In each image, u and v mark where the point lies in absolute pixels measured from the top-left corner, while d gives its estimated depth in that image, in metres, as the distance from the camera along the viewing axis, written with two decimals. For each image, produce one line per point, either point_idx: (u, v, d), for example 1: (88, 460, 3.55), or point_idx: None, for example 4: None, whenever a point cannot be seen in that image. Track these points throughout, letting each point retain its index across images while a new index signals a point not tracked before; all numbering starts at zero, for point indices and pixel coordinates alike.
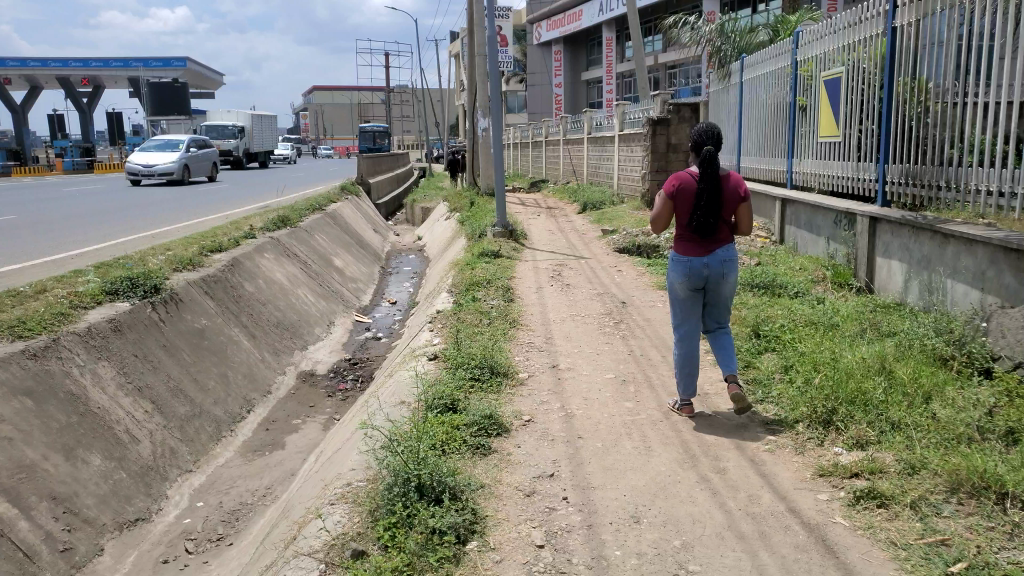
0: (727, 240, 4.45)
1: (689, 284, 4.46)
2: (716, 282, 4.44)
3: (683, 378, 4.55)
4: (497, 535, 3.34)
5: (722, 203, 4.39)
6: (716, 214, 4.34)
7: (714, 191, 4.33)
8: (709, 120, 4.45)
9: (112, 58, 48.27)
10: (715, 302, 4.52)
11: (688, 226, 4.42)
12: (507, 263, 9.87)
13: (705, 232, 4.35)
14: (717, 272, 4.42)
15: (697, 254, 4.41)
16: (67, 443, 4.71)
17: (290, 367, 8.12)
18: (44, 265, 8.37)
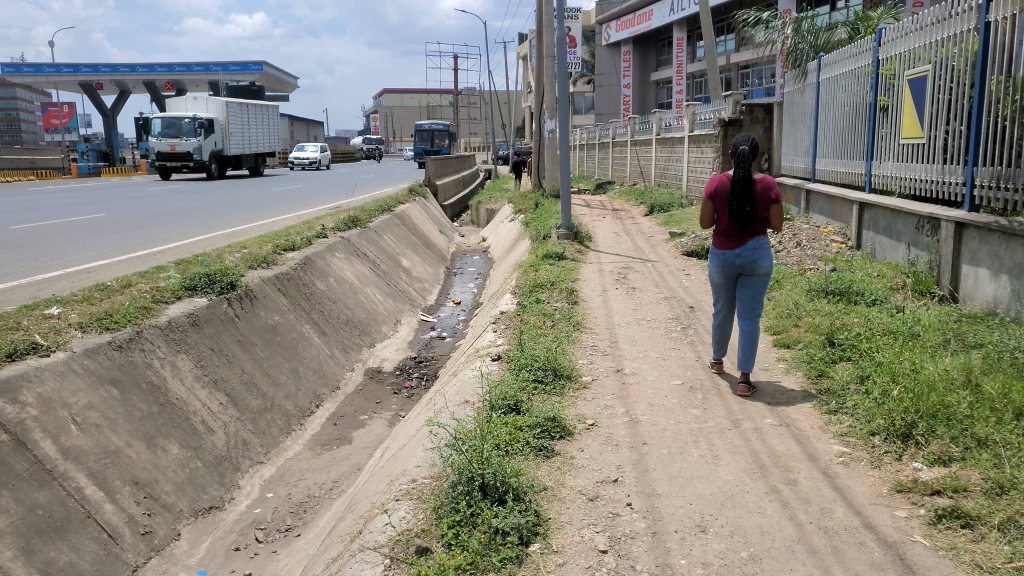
0: (761, 233, 4.89)
1: (724, 272, 5.00)
2: (749, 269, 4.90)
3: (743, 352, 4.92)
4: (559, 537, 3.33)
5: (757, 197, 4.84)
6: (751, 205, 4.80)
7: (748, 184, 4.79)
8: (749, 130, 4.84)
9: (195, 64, 50.49)
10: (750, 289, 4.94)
11: (726, 220, 4.91)
12: (572, 265, 9.84)
13: (741, 222, 4.83)
14: (749, 260, 4.86)
15: (732, 246, 4.91)
16: (149, 431, 4.91)
17: (358, 364, 8.28)
18: (130, 260, 8.79)
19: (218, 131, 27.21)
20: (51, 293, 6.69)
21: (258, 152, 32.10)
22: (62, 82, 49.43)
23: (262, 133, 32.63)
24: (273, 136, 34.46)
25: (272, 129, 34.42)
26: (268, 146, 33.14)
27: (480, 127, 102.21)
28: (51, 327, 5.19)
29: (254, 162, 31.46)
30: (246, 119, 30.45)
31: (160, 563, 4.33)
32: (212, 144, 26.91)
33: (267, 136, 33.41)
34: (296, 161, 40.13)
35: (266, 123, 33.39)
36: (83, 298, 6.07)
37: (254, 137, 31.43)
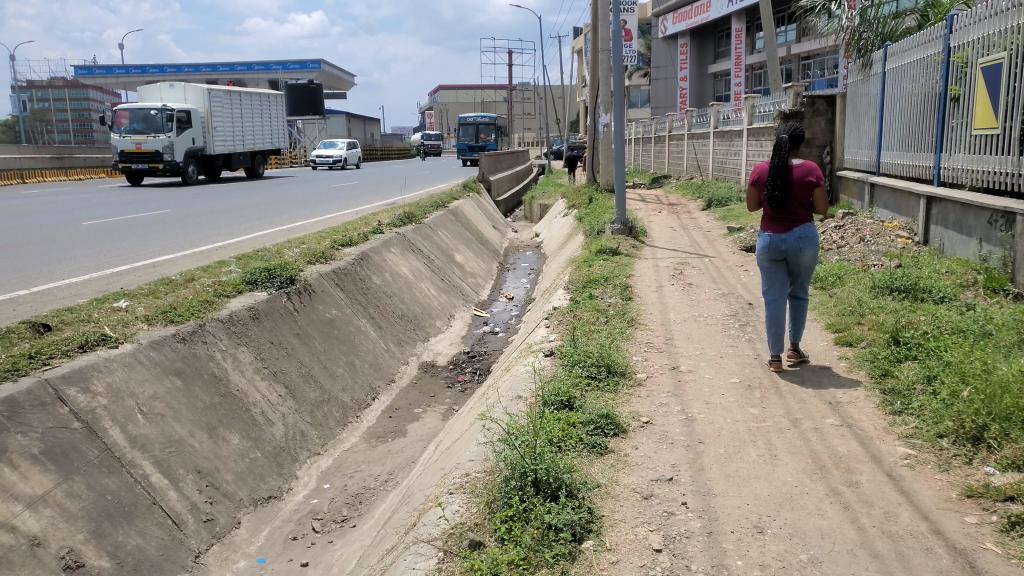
0: (805, 218, 5.10)
1: (769, 257, 5.19)
2: (794, 256, 5.11)
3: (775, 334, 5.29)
4: (613, 535, 3.30)
5: (795, 185, 5.04)
6: (786, 191, 5.02)
7: (785, 172, 5.04)
8: (794, 121, 5.08)
9: (256, 63, 51.65)
10: (797, 271, 5.18)
11: (767, 207, 5.17)
12: (626, 260, 9.75)
13: (777, 207, 5.08)
14: (794, 247, 5.08)
15: (775, 232, 5.13)
16: (210, 422, 5.04)
17: (413, 358, 8.35)
18: (194, 256, 9.01)
19: (197, 124, 22.78)
20: (120, 287, 6.95)
21: (258, 150, 27.64)
22: (129, 82, 51.16)
23: (262, 129, 27.90)
24: (276, 132, 29.71)
25: (275, 124, 29.63)
26: (273, 144, 28.76)
27: (534, 122, 102.13)
28: (120, 320, 5.38)
29: (249, 161, 26.72)
30: (238, 112, 25.93)
31: (221, 550, 4.44)
32: (190, 140, 22.45)
33: (272, 132, 29.03)
34: (318, 159, 36.13)
35: (266, 117, 28.52)
36: (150, 293, 6.26)
37: (253, 133, 27.11)
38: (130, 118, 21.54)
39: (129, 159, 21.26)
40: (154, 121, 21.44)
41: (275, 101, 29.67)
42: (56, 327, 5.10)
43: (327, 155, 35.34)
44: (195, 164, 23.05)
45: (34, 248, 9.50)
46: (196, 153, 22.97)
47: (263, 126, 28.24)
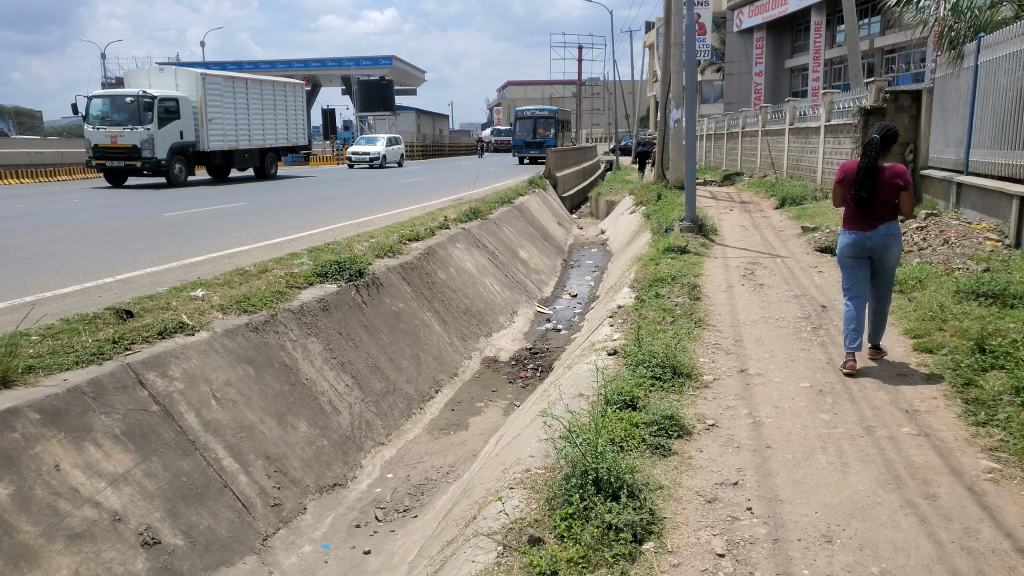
0: (889, 218, 4.96)
1: (852, 258, 5.07)
2: (878, 255, 4.99)
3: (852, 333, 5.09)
4: (675, 538, 3.24)
5: (883, 186, 4.89)
6: (873, 192, 4.88)
7: (874, 173, 4.87)
8: (887, 121, 4.90)
9: (329, 59, 52.65)
10: (881, 270, 5.06)
11: (850, 206, 5.03)
12: (694, 259, 9.58)
13: (862, 207, 4.94)
14: (880, 245, 4.95)
15: (858, 233, 5.01)
16: (280, 409, 5.18)
17: (476, 352, 8.41)
18: (267, 248, 9.24)
19: (186, 115, 20.46)
20: (199, 276, 7.23)
21: (270, 147, 25.01)
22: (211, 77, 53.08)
23: (274, 122, 25.12)
24: (297, 126, 26.97)
25: (296, 118, 26.90)
26: (292, 141, 26.22)
27: (603, 118, 101.43)
28: (197, 308, 5.58)
29: (259, 159, 24.34)
30: (244, 102, 23.34)
31: (287, 534, 4.56)
32: (177, 134, 20.16)
33: (292, 127, 26.51)
34: (354, 157, 33.86)
35: (282, 109, 25.80)
36: (225, 282, 6.48)
37: (264, 127, 24.52)
38: (108, 107, 19.46)
39: (103, 155, 19.32)
40: (133, 112, 19.24)
41: (297, 91, 26.95)
42: (137, 314, 5.32)
43: (363, 151, 33.15)
44: (183, 160, 20.68)
45: (118, 238, 9.92)
46: (185, 148, 20.62)
47: (278, 119, 25.47)
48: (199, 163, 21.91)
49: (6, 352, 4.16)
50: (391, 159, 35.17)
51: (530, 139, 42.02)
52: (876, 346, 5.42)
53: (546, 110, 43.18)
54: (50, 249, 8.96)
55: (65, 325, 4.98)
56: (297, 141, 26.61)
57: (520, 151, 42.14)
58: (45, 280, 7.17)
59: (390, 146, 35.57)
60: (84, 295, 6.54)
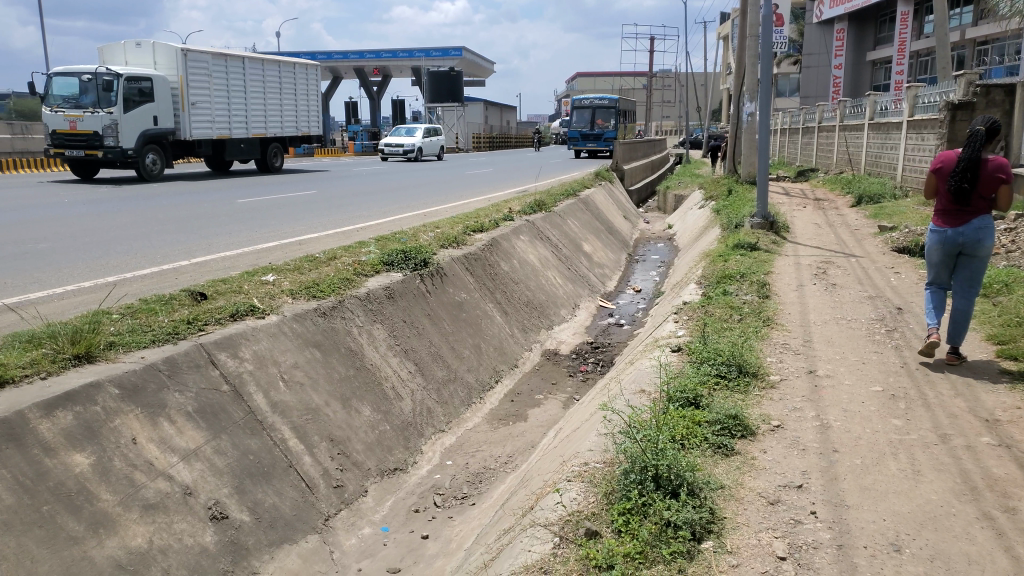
0: (984, 211, 4.86)
1: (942, 250, 5.01)
2: (971, 249, 4.90)
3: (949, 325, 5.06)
4: (734, 538, 3.19)
5: (983, 178, 4.80)
6: (974, 184, 4.79)
7: (976, 164, 4.78)
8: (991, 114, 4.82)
9: (400, 50, 53.23)
10: (974, 264, 4.95)
11: (946, 198, 4.96)
12: (765, 256, 9.37)
13: (959, 199, 4.86)
14: (972, 239, 4.86)
15: (952, 225, 4.93)
16: (345, 393, 5.30)
17: (536, 344, 8.41)
18: (336, 236, 9.41)
19: (162, 98, 18.05)
20: (270, 262, 7.44)
21: (272, 136, 22.63)
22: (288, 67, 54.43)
23: (278, 108, 22.70)
24: (308, 113, 24.50)
25: (308, 104, 24.44)
26: (300, 129, 23.88)
27: (673, 111, 100.02)
28: (267, 293, 5.73)
29: (257, 150, 22.06)
30: (240, 84, 20.99)
31: (349, 515, 4.66)
32: (151, 119, 17.73)
33: (303, 113, 24.15)
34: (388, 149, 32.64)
35: (289, 94, 23.33)
36: (295, 268, 6.64)
37: (267, 112, 22.17)
38: (69, 87, 16.96)
39: (62, 143, 16.79)
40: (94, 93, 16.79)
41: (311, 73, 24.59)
42: (211, 296, 5.51)
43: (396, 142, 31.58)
44: (159, 149, 18.19)
45: (195, 223, 10.24)
46: (160, 136, 18.17)
47: (283, 104, 23.03)
48: (181, 152, 19.50)
49: (89, 330, 4.36)
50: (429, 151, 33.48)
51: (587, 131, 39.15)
52: (956, 352, 5.20)
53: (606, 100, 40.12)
54: (130, 232, 9.30)
55: (143, 306, 5.19)
56: (306, 130, 24.15)
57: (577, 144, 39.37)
58: (125, 262, 7.46)
59: (429, 136, 34.01)
60: (161, 277, 6.78)
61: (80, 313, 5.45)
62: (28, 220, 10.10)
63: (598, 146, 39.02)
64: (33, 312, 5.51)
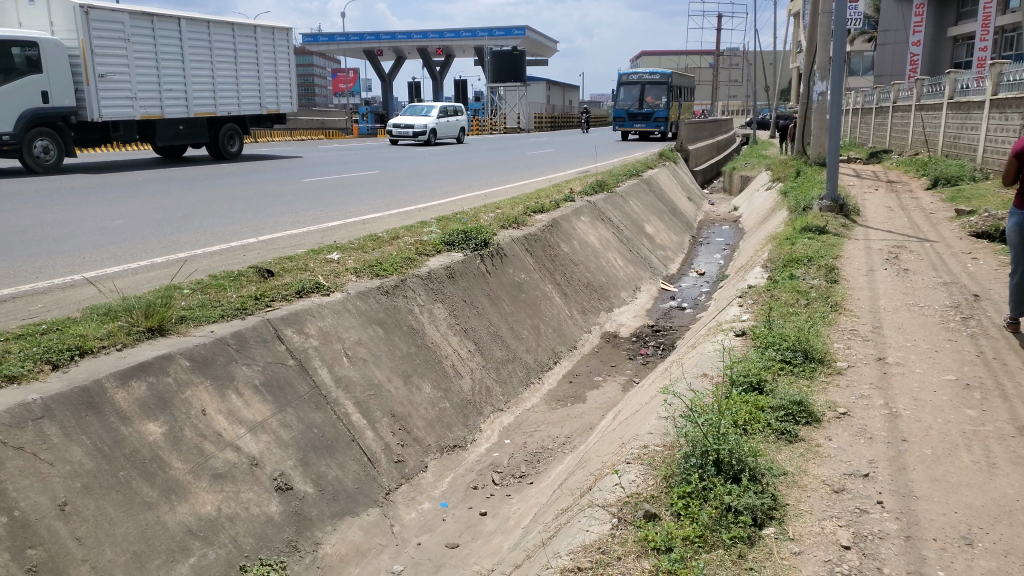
0: None
1: None
2: None
3: None
4: (797, 525, 3.13)
5: None
6: None
7: None
8: None
9: (463, 29, 53.05)
10: None
11: None
12: (834, 240, 9.10)
13: None
14: None
15: None
16: (406, 370, 5.39)
17: (596, 327, 8.37)
18: (399, 216, 9.51)
19: (51, 68, 14.79)
20: (335, 240, 7.59)
21: (225, 116, 19.18)
22: (350, 48, 54.95)
23: (231, 79, 19.18)
24: (277, 86, 20.87)
25: (277, 75, 20.84)
26: (266, 106, 20.41)
27: (740, 91, 97.69)
28: (332, 270, 5.86)
29: (203, 133, 18.67)
30: (173, 51, 17.63)
31: (409, 490, 4.76)
32: (34, 95, 14.42)
33: (271, 87, 20.62)
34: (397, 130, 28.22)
35: (248, 63, 19.76)
36: (359, 247, 6.75)
37: (217, 86, 18.76)
38: None
39: None
40: None
41: (281, 37, 20.85)
42: (277, 273, 5.64)
43: (406, 121, 27.40)
44: (54, 134, 14.90)
45: (261, 202, 10.50)
46: (54, 117, 14.87)
47: (241, 76, 19.52)
48: (93, 136, 16.37)
49: (162, 303, 4.53)
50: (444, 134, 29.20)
51: (635, 110, 34.94)
52: None
53: (658, 74, 35.55)
54: (197, 211, 9.56)
55: (212, 281, 5.35)
56: (272, 108, 20.59)
57: (623, 125, 35.29)
58: (196, 240, 7.68)
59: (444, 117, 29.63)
60: (230, 254, 6.98)
61: (154, 288, 5.65)
62: (98, 199, 10.39)
63: (647, 127, 34.77)
64: (110, 287, 5.74)
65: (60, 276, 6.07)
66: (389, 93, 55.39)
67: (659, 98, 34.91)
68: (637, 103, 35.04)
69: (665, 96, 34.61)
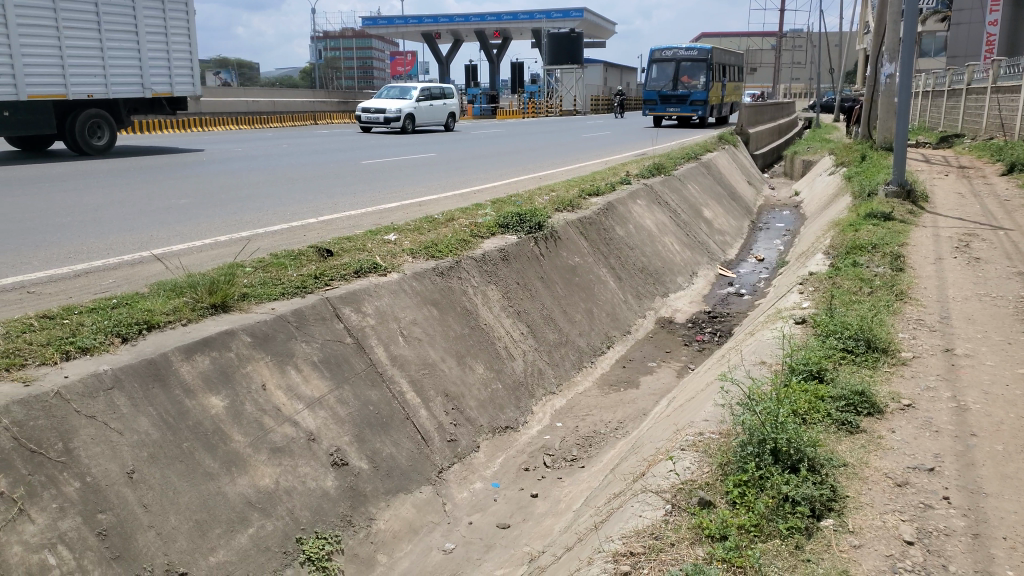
0: None
1: None
2: None
3: None
4: (857, 518, 3.05)
5: None
6: None
7: None
8: None
9: (521, 11, 52.71)
10: None
11: None
12: (900, 227, 8.80)
13: None
14: None
15: None
16: (460, 350, 5.42)
17: (650, 312, 8.28)
18: (454, 198, 9.54)
19: None
20: (392, 221, 7.67)
21: (84, 100, 14.68)
22: (407, 32, 55.28)
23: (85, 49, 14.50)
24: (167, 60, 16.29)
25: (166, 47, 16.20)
26: (149, 88, 15.81)
27: (803, 72, 95.06)
28: (389, 251, 5.91)
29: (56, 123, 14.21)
30: None
31: (461, 469, 4.80)
32: None
33: (158, 63, 16.04)
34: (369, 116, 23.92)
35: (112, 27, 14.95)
36: (415, 228, 6.80)
37: (71, 60, 14.29)
38: None
39: None
40: None
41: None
42: (336, 254, 5.72)
43: (377, 103, 23.05)
44: None
45: (322, 182, 10.71)
46: None
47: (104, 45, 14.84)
48: None
49: (225, 280, 4.63)
50: (430, 118, 24.86)
51: (668, 91, 30.83)
52: None
53: (695, 50, 31.20)
54: (256, 192, 9.70)
55: (274, 260, 5.46)
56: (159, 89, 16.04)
57: (654, 109, 31.25)
58: (257, 220, 7.83)
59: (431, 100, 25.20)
60: (290, 234, 7.11)
61: (218, 265, 5.80)
62: (157, 180, 10.59)
63: (682, 112, 30.71)
64: (176, 264, 5.90)
65: (130, 252, 6.28)
66: (445, 76, 55.50)
67: (696, 78, 30.78)
68: (671, 84, 30.91)
69: (704, 76, 30.41)
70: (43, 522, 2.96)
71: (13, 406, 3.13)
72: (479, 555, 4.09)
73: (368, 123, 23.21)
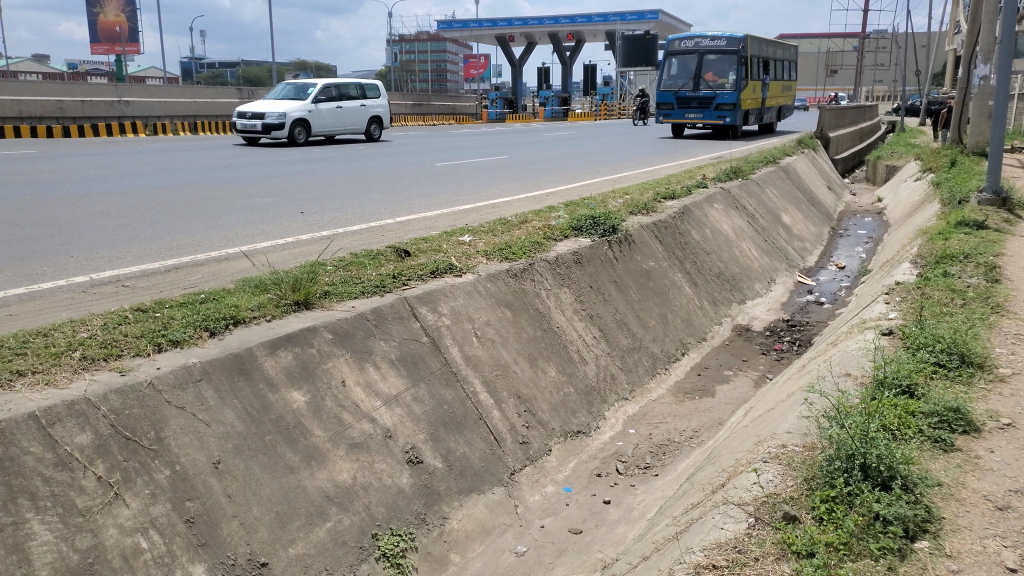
0: None
1: None
2: None
3: None
4: (955, 541, 2.90)
5: None
6: None
7: None
8: None
9: (596, 14, 52.45)
10: None
11: None
12: (995, 236, 8.37)
13: None
14: None
15: None
16: (533, 353, 5.41)
17: (727, 319, 8.10)
18: (530, 200, 9.60)
19: None
20: (467, 222, 7.73)
21: None
22: (482, 35, 55.66)
23: None
24: None
25: None
26: None
27: (888, 75, 91.52)
28: (464, 253, 5.95)
29: None
30: None
31: (533, 472, 4.78)
32: None
33: None
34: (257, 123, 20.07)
35: None
36: (489, 230, 6.85)
37: None
38: None
39: None
40: None
41: None
42: (413, 254, 5.78)
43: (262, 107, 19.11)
44: None
45: (399, 183, 10.91)
46: None
47: None
48: None
49: (308, 279, 4.74)
50: (351, 123, 21.41)
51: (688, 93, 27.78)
52: None
53: (724, 41, 27.74)
54: (337, 192, 9.93)
55: (354, 259, 5.56)
56: None
57: (670, 113, 28.31)
58: (338, 219, 8.01)
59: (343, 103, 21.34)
60: (370, 234, 7.24)
61: (300, 263, 5.96)
62: (240, 180, 10.94)
63: (705, 118, 27.66)
64: (262, 261, 6.10)
65: (218, 249, 6.52)
66: (519, 79, 55.65)
67: (721, 76, 27.45)
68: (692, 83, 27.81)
69: (731, 75, 27.07)
70: (137, 507, 3.08)
71: (111, 394, 3.28)
72: (551, 559, 4.05)
73: (246, 131, 19.26)
